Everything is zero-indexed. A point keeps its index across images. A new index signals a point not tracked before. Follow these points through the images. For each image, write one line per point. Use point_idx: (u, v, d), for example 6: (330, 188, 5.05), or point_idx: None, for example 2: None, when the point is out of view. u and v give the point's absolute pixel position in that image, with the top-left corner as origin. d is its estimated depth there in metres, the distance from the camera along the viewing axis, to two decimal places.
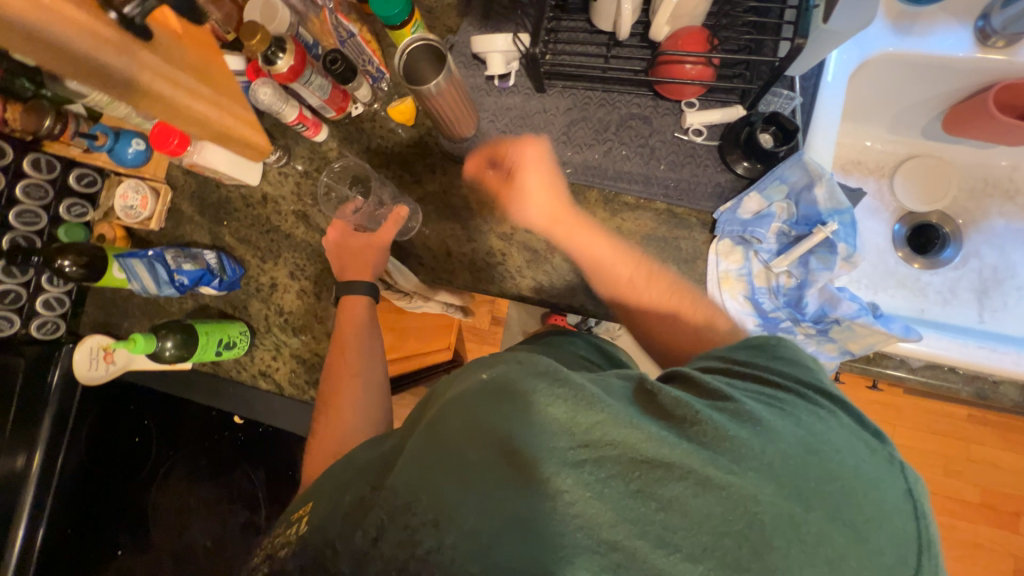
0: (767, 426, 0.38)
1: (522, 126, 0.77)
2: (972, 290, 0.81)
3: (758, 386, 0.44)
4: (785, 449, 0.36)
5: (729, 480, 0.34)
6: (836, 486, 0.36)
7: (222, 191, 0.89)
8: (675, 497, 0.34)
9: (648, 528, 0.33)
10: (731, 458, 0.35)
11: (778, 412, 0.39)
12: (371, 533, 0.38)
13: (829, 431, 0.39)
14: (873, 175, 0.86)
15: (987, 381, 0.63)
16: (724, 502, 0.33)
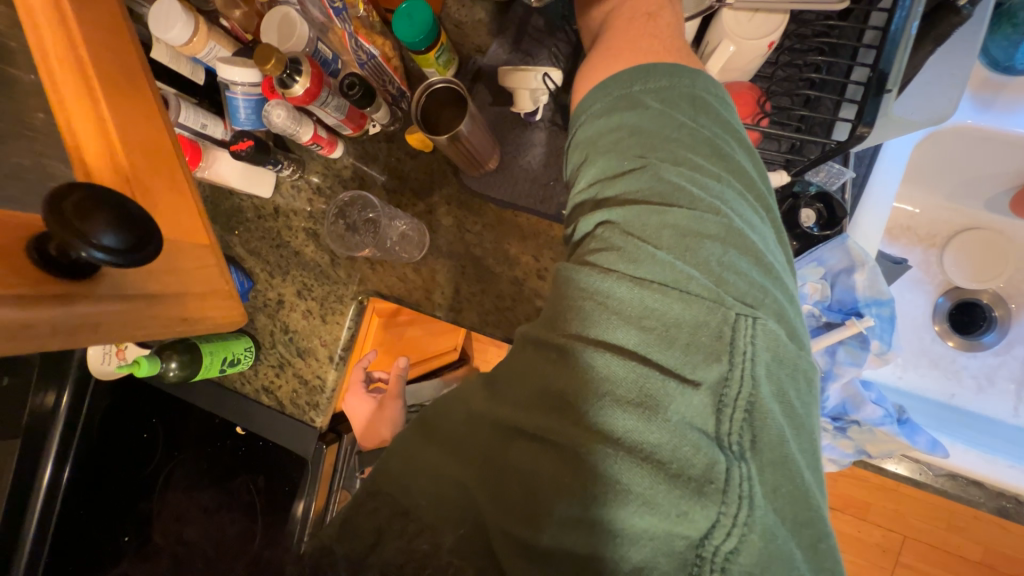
0: (662, 385, 0.35)
1: (545, 166, 0.73)
2: (1013, 381, 0.75)
3: (663, 285, 0.38)
4: (631, 377, 0.35)
5: (588, 438, 0.35)
6: (704, 417, 0.35)
7: (234, 200, 0.87)
8: (540, 452, 0.36)
9: (530, 498, 0.35)
10: (592, 416, 0.35)
11: (629, 323, 0.37)
12: (367, 540, 0.36)
13: (739, 365, 0.36)
14: (921, 245, 0.80)
15: (1012, 500, 0.59)
16: (630, 490, 0.33)
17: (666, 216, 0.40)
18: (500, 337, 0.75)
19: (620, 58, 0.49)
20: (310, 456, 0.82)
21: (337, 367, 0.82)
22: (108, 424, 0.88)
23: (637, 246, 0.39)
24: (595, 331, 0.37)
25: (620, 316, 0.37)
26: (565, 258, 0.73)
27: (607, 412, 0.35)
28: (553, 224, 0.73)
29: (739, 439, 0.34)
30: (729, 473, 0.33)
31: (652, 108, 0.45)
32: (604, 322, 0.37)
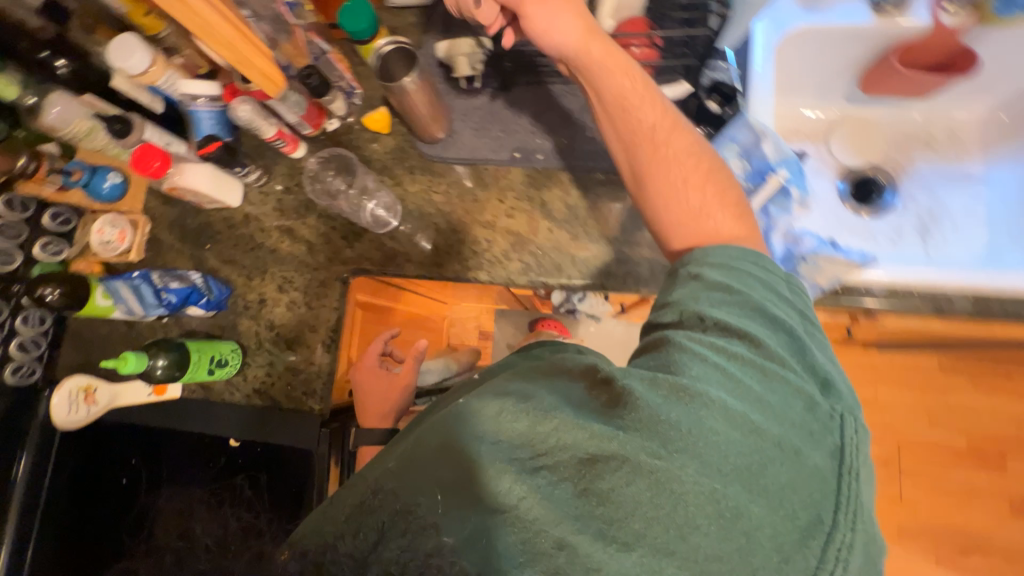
0: (780, 480, 0.42)
1: (492, 122, 0.83)
2: (915, 230, 0.90)
3: (790, 504, 0.41)
4: (753, 441, 0.42)
5: (712, 483, 0.41)
6: (823, 479, 0.43)
7: (203, 217, 0.90)
8: (641, 485, 0.41)
9: (611, 523, 0.41)
10: (717, 459, 0.42)
11: (732, 398, 0.44)
12: (371, 537, 0.43)
13: (839, 521, 0.42)
14: (812, 141, 0.95)
15: (942, 296, 0.69)
16: (653, 487, 0.41)
17: (766, 347, 0.48)
18: (484, 279, 0.80)
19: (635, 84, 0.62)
20: (313, 446, 0.79)
21: (330, 349, 0.82)
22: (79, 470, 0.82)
23: (721, 332, 0.49)
24: (721, 391, 0.45)
25: (743, 387, 0.45)
26: (527, 194, 0.81)
27: (731, 458, 0.42)
28: (510, 169, 0.82)
29: (828, 547, 0.41)
30: (834, 540, 0.41)
31: (731, 269, 0.53)
32: (724, 407, 0.44)
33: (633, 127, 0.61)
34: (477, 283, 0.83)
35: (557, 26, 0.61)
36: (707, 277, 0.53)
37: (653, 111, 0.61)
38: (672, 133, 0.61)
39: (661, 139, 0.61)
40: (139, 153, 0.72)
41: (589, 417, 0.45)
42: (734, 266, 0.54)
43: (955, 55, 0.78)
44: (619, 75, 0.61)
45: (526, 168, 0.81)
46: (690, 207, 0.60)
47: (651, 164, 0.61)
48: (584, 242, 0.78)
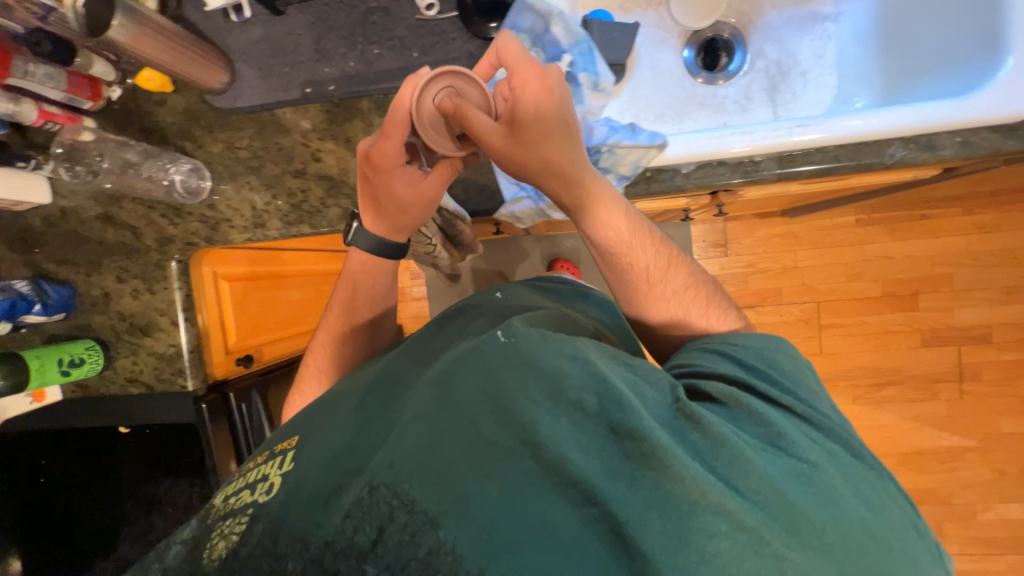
0: (872, 524, 0.42)
1: (275, 57, 0.75)
2: (764, 90, 0.84)
3: (850, 499, 0.42)
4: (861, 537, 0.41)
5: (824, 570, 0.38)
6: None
7: (21, 220, 0.85)
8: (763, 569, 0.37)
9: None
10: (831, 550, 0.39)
11: (842, 489, 0.43)
12: (368, 533, 0.38)
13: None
14: (652, 7, 0.85)
15: (750, 162, 0.66)
16: (773, 560, 0.37)
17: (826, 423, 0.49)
18: (309, 231, 0.78)
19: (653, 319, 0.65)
20: (194, 420, 0.85)
21: (185, 327, 0.83)
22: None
23: (802, 421, 0.48)
24: (830, 469, 0.44)
25: (850, 498, 0.42)
26: (331, 132, 0.75)
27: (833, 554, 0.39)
28: (308, 107, 0.75)
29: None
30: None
31: (779, 359, 0.56)
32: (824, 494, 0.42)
33: (604, 249, 0.62)
34: (309, 235, 0.80)
35: (609, 218, 0.60)
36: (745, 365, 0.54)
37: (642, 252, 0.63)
38: (655, 257, 0.64)
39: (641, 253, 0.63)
40: None
41: (697, 451, 0.42)
42: (781, 374, 0.54)
43: None
44: (643, 243, 0.63)
45: (323, 104, 0.75)
46: (648, 276, 0.64)
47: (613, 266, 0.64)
48: None
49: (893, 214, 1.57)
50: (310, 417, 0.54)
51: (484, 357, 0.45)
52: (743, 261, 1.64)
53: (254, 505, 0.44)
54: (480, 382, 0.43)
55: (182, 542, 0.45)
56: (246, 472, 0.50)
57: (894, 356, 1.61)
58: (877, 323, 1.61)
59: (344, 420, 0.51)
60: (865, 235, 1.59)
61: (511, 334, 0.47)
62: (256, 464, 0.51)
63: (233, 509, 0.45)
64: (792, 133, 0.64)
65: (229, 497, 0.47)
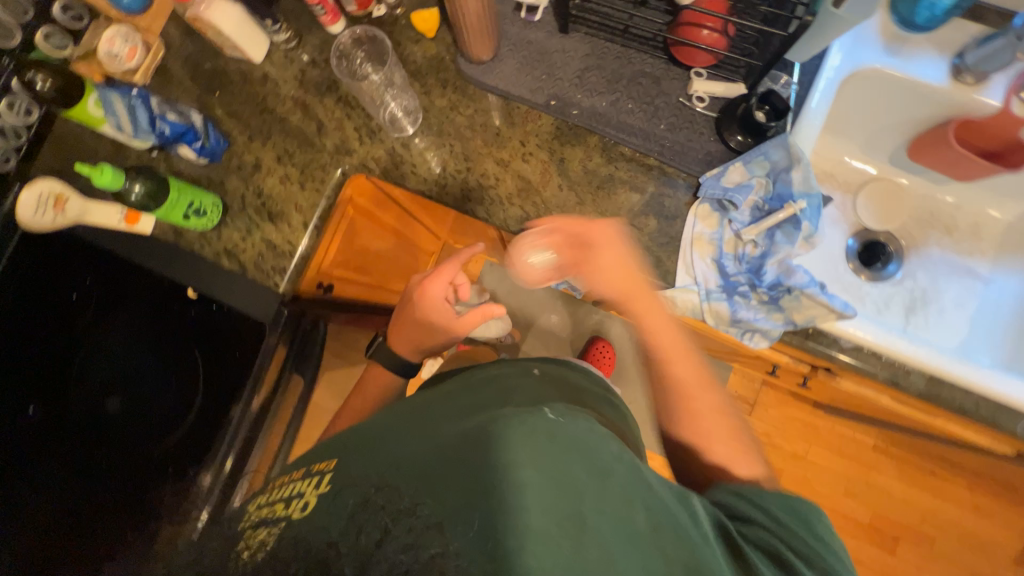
0: None
1: (538, 62, 0.79)
2: (902, 306, 0.90)
3: None
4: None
5: None
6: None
7: (221, 62, 0.86)
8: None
9: None
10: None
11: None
12: (373, 535, 0.40)
13: None
14: (840, 190, 0.95)
15: (901, 368, 0.71)
16: None
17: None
18: (481, 215, 0.79)
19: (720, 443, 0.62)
20: (265, 320, 0.78)
21: (310, 234, 0.81)
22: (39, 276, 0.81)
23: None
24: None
25: None
26: (549, 145, 0.79)
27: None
28: (542, 115, 0.79)
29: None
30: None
31: (802, 515, 0.51)
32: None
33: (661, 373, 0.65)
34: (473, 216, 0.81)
35: (673, 354, 0.65)
36: (780, 517, 0.51)
37: (708, 399, 0.64)
38: (708, 391, 0.64)
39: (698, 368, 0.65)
40: None
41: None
42: (828, 543, 0.50)
43: (1012, 145, 0.76)
44: (672, 375, 0.65)
45: (557, 120, 0.79)
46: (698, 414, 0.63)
47: (676, 390, 0.64)
48: (587, 210, 0.77)
49: (910, 458, 1.63)
50: (347, 441, 0.51)
51: (504, 432, 0.44)
52: (762, 428, 1.67)
53: (285, 522, 0.43)
54: (528, 450, 0.43)
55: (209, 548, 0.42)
56: (280, 485, 0.49)
57: None
58: (852, 549, 1.62)
59: (398, 436, 0.50)
60: (876, 462, 1.64)
61: (558, 410, 0.47)
62: (291, 478, 0.49)
63: (264, 519, 0.44)
64: (929, 355, 0.70)
65: (260, 509, 0.46)
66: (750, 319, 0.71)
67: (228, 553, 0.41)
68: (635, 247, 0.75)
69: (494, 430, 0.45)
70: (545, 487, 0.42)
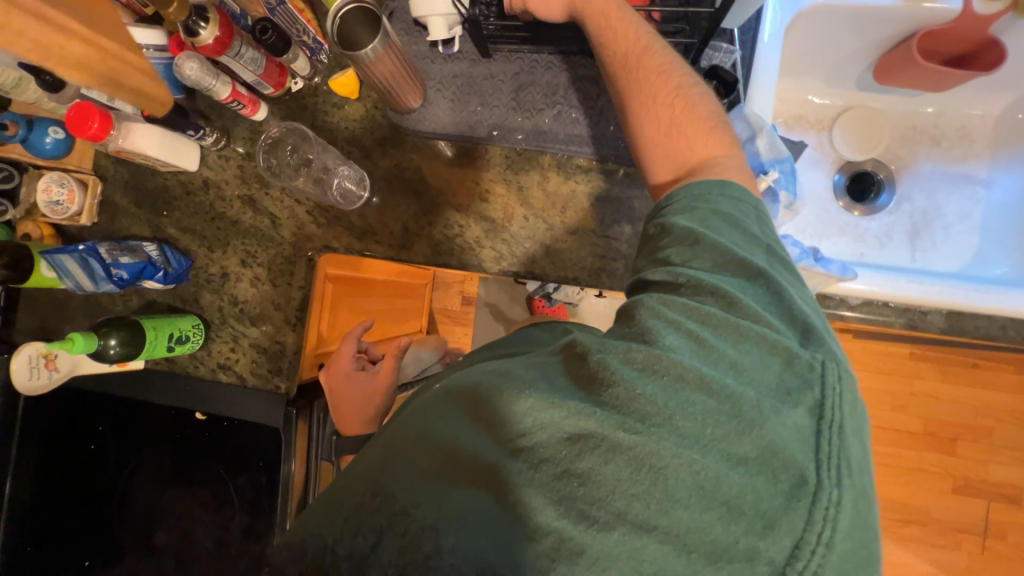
0: (724, 353, 0.41)
1: (469, 94, 0.76)
2: (905, 232, 0.86)
3: (690, 305, 0.44)
4: (726, 409, 0.39)
5: (692, 455, 0.38)
6: (800, 437, 0.39)
7: (159, 179, 0.84)
8: (619, 463, 0.39)
9: (592, 503, 0.39)
10: (695, 432, 0.39)
11: (702, 367, 0.40)
12: (370, 538, 0.42)
13: (766, 370, 0.41)
14: (813, 129, 0.90)
15: (917, 312, 0.68)
16: (630, 464, 0.39)
17: (721, 286, 0.45)
18: (455, 265, 0.77)
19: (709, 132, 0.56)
20: (279, 425, 0.79)
21: (296, 329, 0.80)
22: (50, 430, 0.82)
23: (692, 295, 0.45)
24: (695, 358, 0.41)
25: (720, 352, 0.41)
26: (503, 176, 0.76)
27: (694, 433, 0.39)
28: (488, 147, 0.76)
29: (819, 452, 0.38)
30: (825, 405, 0.40)
31: (697, 211, 0.50)
32: (680, 365, 0.40)
33: (654, 151, 0.58)
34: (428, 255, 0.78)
35: (645, 115, 0.58)
36: (673, 227, 0.50)
37: (662, 78, 0.58)
38: (709, 137, 0.56)
39: (698, 117, 0.57)
40: (75, 112, 0.66)
41: (566, 394, 0.43)
42: (703, 203, 0.50)
43: (982, 46, 0.71)
44: (667, 158, 0.57)
45: (504, 149, 0.76)
46: (687, 139, 0.56)
47: (637, 81, 0.59)
48: (560, 233, 0.74)
49: (950, 357, 1.58)
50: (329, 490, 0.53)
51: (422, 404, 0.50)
52: None
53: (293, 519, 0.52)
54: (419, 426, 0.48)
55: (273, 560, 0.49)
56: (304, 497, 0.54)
57: (925, 495, 1.61)
58: (912, 460, 1.61)
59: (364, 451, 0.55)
60: (916, 370, 1.60)
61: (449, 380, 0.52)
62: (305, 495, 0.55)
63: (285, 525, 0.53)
64: (945, 293, 0.66)
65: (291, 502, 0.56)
66: None
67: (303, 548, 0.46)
68: (616, 259, 0.73)
69: (402, 419, 0.52)
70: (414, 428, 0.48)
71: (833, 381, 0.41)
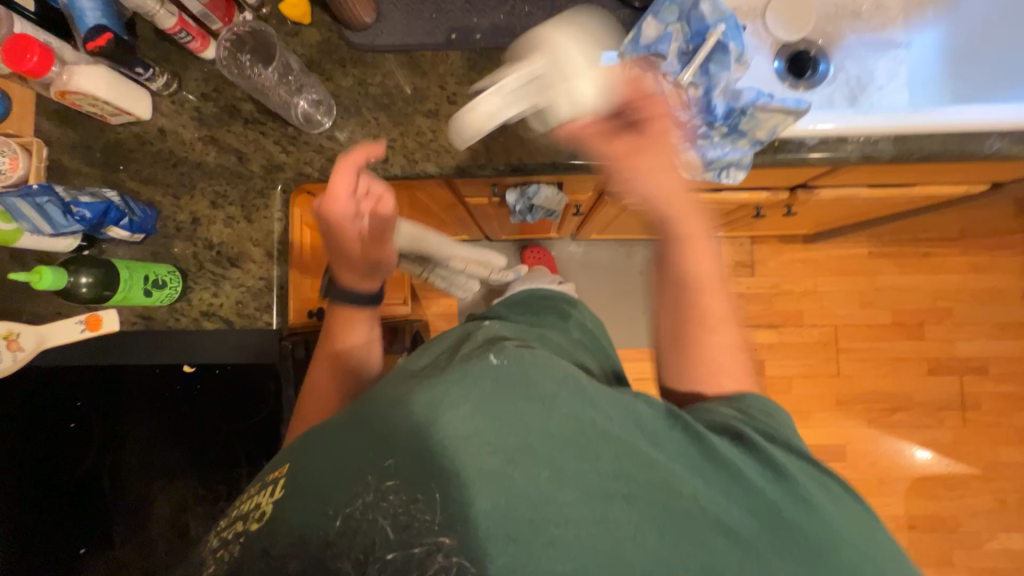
0: (835, 509, 0.45)
1: (423, 3, 0.77)
2: (845, 98, 0.93)
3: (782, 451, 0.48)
4: (829, 550, 0.42)
5: (779, 557, 0.42)
6: (885, 544, 0.44)
7: (110, 135, 0.80)
8: (698, 519, 0.42)
9: (652, 555, 0.41)
10: (776, 546, 0.42)
11: (784, 491, 0.45)
12: (359, 550, 0.42)
13: (858, 522, 0.45)
14: (748, 18, 0.96)
15: (869, 142, 0.73)
16: (719, 529, 0.42)
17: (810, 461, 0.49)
18: (434, 172, 0.77)
19: (726, 322, 0.68)
20: (276, 360, 0.77)
21: (279, 262, 0.78)
22: (31, 402, 0.75)
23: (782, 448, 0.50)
24: (789, 488, 0.45)
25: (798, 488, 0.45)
26: (467, 79, 0.77)
27: (688, 465, 0.45)
28: (448, 53, 0.77)
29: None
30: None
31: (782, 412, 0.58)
32: (783, 487, 0.45)
33: (703, 330, 0.67)
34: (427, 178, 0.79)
35: (698, 254, 0.67)
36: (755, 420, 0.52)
37: (706, 270, 0.67)
38: (719, 343, 0.67)
39: (714, 299, 0.68)
40: (10, 44, 0.63)
41: (668, 438, 0.47)
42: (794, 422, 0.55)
43: None
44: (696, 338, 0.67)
45: (465, 52, 0.77)
46: (717, 374, 0.65)
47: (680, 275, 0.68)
48: (531, 122, 0.76)
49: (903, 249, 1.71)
50: (307, 437, 0.51)
51: (482, 380, 0.46)
52: (769, 282, 1.72)
53: (252, 529, 0.47)
54: (473, 413, 0.44)
55: (258, 538, 0.46)
56: (249, 495, 0.51)
57: (905, 382, 1.71)
58: (888, 350, 1.71)
59: (357, 435, 0.48)
60: (877, 267, 1.72)
61: (508, 359, 0.47)
62: (253, 492, 0.51)
63: (226, 537, 0.48)
64: (884, 122, 0.71)
65: (248, 500, 0.50)
66: (719, 156, 0.73)
67: (270, 548, 0.44)
68: None
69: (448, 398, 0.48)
70: (489, 424, 0.44)
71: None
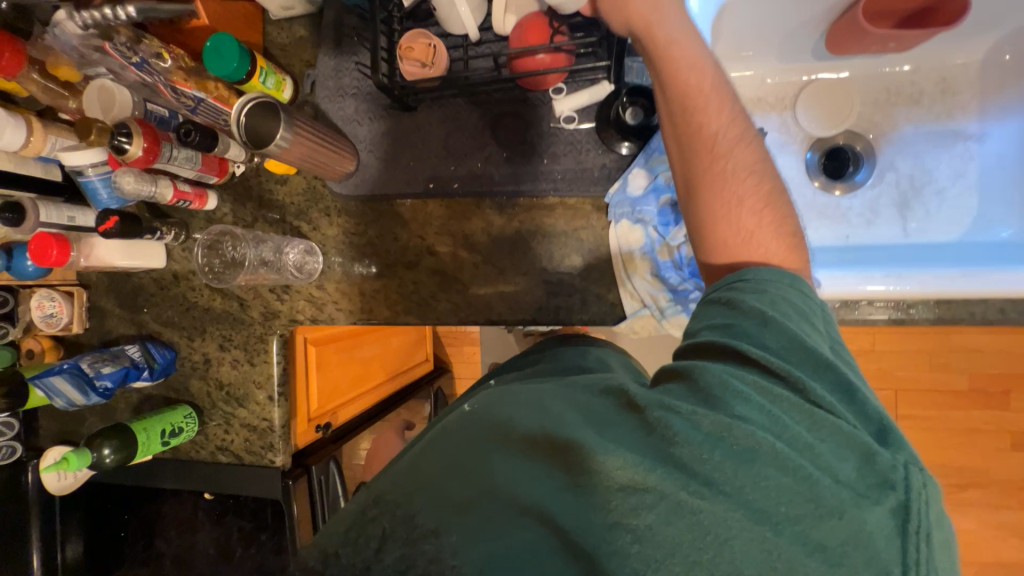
0: (822, 458, 0.35)
1: (401, 150, 0.75)
2: (893, 205, 0.79)
3: (768, 393, 0.38)
4: (810, 494, 0.34)
5: (767, 530, 0.33)
6: (884, 521, 0.34)
7: (134, 280, 0.88)
8: (681, 525, 0.33)
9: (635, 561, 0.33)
10: (767, 508, 0.34)
11: (772, 447, 0.35)
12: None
13: (844, 459, 0.35)
14: (775, 110, 0.84)
15: (902, 307, 0.63)
16: (694, 527, 0.33)
17: (784, 390, 0.38)
18: (416, 322, 0.77)
19: (721, 177, 0.51)
20: (280, 496, 0.83)
21: (279, 404, 0.83)
22: (91, 510, 0.92)
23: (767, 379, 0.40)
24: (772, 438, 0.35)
25: (790, 442, 0.36)
26: (447, 228, 0.75)
27: (657, 457, 0.35)
28: (428, 201, 0.75)
29: (907, 557, 0.33)
30: (912, 509, 0.34)
31: (766, 296, 0.45)
32: (757, 435, 0.35)
33: (709, 139, 0.52)
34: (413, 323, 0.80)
35: (715, 111, 0.52)
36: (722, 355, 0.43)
37: (746, 152, 0.52)
38: (725, 177, 0.51)
39: (695, 88, 0.52)
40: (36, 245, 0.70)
41: (617, 433, 0.37)
42: (773, 300, 0.45)
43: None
44: (706, 198, 0.52)
45: (444, 200, 0.75)
46: (744, 232, 0.50)
47: (714, 149, 0.52)
48: (511, 276, 0.73)
49: None
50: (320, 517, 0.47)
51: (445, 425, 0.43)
52: None
53: None
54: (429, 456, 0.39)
55: None
56: None
57: (982, 457, 1.50)
58: (961, 420, 1.50)
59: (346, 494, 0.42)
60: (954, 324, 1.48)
61: (479, 401, 0.44)
62: None
63: None
64: (929, 284, 0.60)
65: None
66: None
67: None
68: (569, 295, 0.71)
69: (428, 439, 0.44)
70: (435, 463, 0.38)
71: (917, 466, 0.36)
